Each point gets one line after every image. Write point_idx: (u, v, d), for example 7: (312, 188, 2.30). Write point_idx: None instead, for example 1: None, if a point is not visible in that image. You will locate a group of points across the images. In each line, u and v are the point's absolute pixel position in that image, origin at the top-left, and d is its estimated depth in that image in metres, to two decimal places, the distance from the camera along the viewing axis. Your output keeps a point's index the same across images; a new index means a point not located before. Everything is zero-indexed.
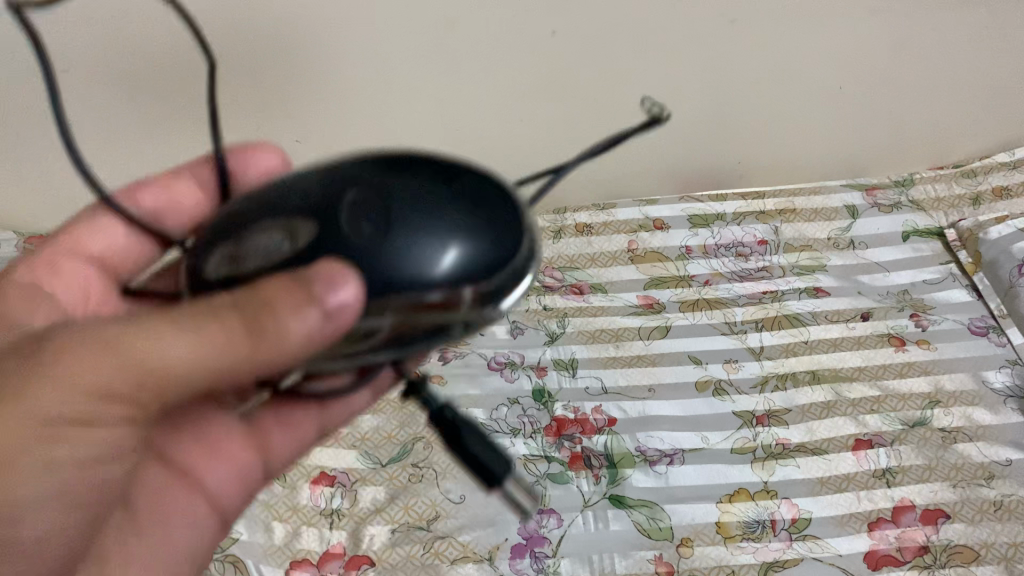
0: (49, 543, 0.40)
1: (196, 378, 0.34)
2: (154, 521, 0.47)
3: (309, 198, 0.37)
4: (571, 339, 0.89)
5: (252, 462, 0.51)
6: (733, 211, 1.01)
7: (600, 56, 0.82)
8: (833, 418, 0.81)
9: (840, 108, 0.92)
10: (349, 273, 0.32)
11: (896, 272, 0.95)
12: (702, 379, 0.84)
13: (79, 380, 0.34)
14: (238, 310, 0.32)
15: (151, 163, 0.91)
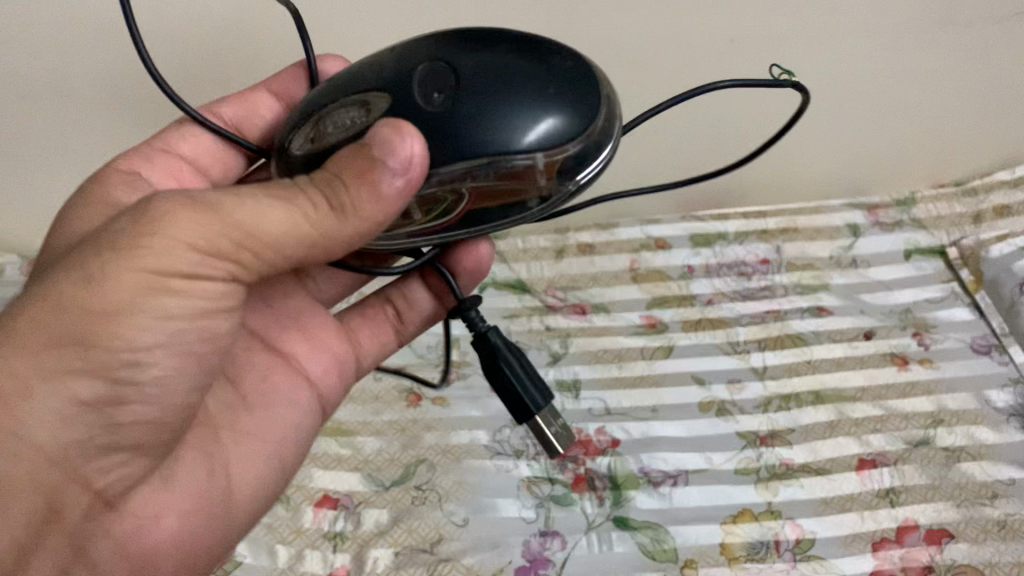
0: (168, 390, 0.45)
1: (291, 242, 0.41)
2: (258, 402, 0.55)
3: (384, 74, 0.45)
4: (574, 359, 0.89)
5: (338, 349, 0.60)
6: (735, 230, 1.00)
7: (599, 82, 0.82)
8: (837, 438, 0.81)
9: (841, 129, 0.93)
10: (407, 131, 0.40)
11: (899, 290, 0.95)
12: (705, 400, 0.84)
13: (185, 238, 0.41)
14: (320, 191, 0.41)
15: None
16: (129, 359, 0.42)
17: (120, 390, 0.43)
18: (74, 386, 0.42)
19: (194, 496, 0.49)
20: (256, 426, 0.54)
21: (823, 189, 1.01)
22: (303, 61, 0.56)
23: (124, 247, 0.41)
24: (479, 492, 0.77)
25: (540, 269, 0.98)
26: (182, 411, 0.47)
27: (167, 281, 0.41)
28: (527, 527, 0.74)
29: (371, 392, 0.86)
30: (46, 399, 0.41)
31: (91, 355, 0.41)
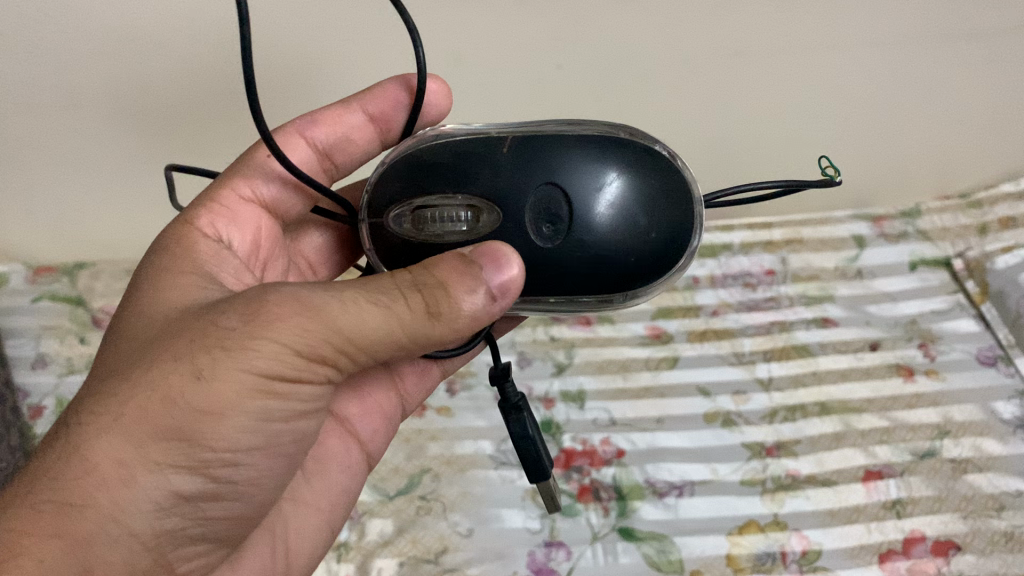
0: (255, 487, 0.44)
1: (386, 348, 0.41)
2: (320, 470, 0.53)
3: (498, 176, 0.43)
4: (579, 369, 0.88)
5: (392, 412, 0.59)
6: (741, 241, 1.00)
7: (604, 90, 0.82)
8: (843, 449, 0.81)
9: (846, 138, 0.92)
10: (514, 259, 0.41)
11: (903, 301, 0.95)
12: (710, 410, 0.84)
13: (289, 343, 0.39)
14: (421, 298, 0.39)
15: (157, 193, 0.92)
16: (227, 457, 0.41)
17: (217, 486, 0.42)
18: (176, 480, 0.40)
19: (259, 575, 0.50)
20: (315, 496, 0.53)
21: (828, 199, 1.01)
22: (401, 104, 0.56)
23: (234, 344, 0.39)
24: (484, 502, 0.77)
25: None
26: (266, 495, 0.46)
27: (272, 383, 0.40)
28: (532, 538, 0.75)
29: None
30: (145, 490, 0.39)
31: (193, 451, 0.39)
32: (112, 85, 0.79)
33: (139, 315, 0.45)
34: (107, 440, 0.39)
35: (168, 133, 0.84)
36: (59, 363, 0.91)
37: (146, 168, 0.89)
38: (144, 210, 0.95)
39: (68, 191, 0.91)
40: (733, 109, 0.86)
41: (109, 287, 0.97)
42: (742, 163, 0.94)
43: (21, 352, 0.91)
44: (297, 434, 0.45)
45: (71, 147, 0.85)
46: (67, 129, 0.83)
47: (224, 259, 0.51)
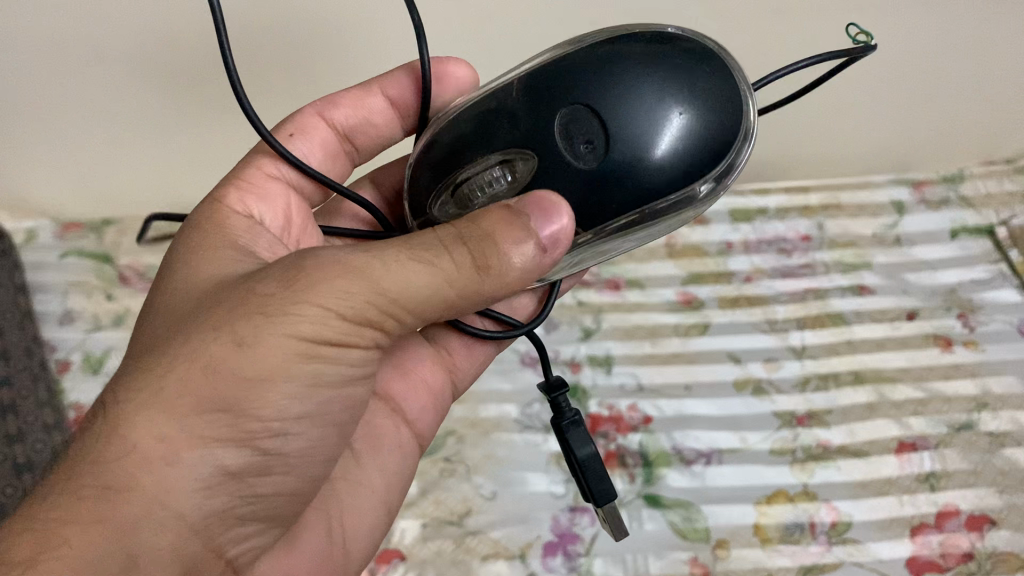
0: (306, 458, 0.42)
1: (430, 307, 0.39)
2: (371, 446, 0.50)
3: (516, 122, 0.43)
4: (606, 335, 0.88)
5: (439, 387, 0.55)
6: (777, 205, 0.98)
7: None
8: (877, 421, 0.78)
9: (890, 98, 0.89)
10: (562, 210, 0.39)
11: (942, 270, 0.92)
12: (740, 378, 0.83)
13: (330, 307, 0.38)
14: (467, 253, 0.38)
15: (183, 148, 0.91)
16: (274, 425, 0.39)
17: (266, 458, 0.40)
18: (219, 454, 0.38)
19: (316, 553, 0.46)
20: (370, 473, 0.50)
21: (867, 163, 0.98)
22: (416, 83, 0.55)
23: (273, 310, 0.38)
24: (508, 466, 0.76)
25: None
26: (311, 472, 0.43)
27: (318, 347, 0.39)
28: (556, 503, 0.74)
29: None
30: (188, 467, 0.38)
31: (238, 420, 0.38)
32: (135, 36, 0.77)
33: (175, 290, 0.44)
34: (148, 420, 0.37)
35: (197, 93, 0.83)
36: (86, 319, 0.89)
37: (173, 127, 0.88)
38: (170, 166, 0.94)
39: (97, 149, 0.91)
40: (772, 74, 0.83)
41: (133, 244, 0.96)
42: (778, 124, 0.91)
43: (47, 308, 0.90)
44: (347, 402, 0.43)
45: (98, 105, 0.85)
46: (92, 81, 0.82)
47: (259, 233, 0.50)
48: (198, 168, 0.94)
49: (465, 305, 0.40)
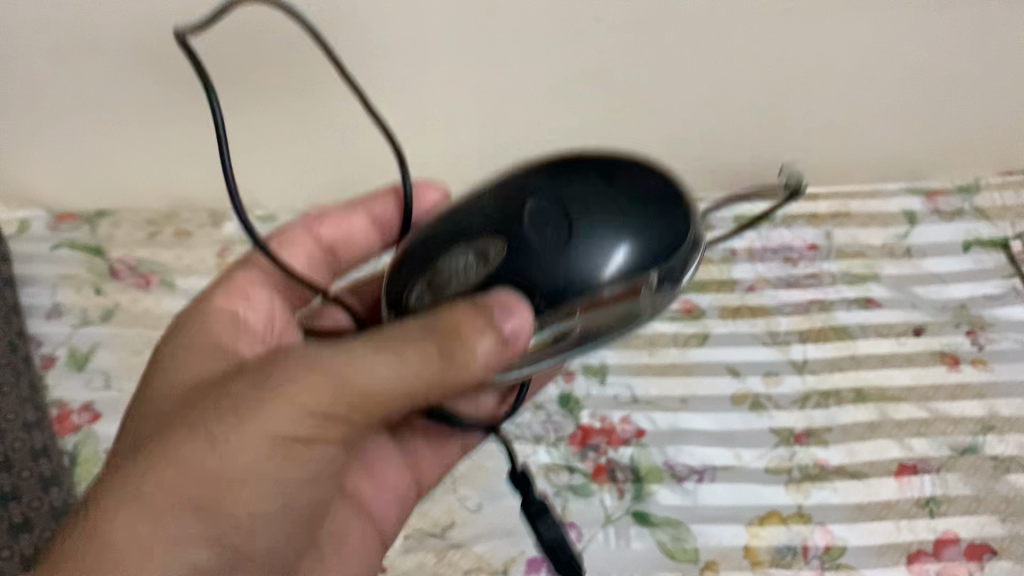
0: (272, 555, 0.46)
1: (400, 403, 0.41)
2: (337, 543, 0.54)
3: (490, 216, 0.44)
4: (603, 342, 0.85)
5: (404, 486, 0.59)
6: (783, 213, 0.96)
7: (639, 33, 0.86)
8: (877, 441, 0.76)
9: (886, 87, 0.92)
10: (523, 308, 0.39)
11: (953, 284, 0.89)
12: (739, 392, 0.80)
13: (303, 404, 0.41)
14: (437, 350, 0.39)
15: (184, 136, 0.92)
16: (246, 525, 0.43)
17: (233, 558, 0.43)
18: (189, 556, 0.41)
19: None
20: (337, 568, 0.54)
21: (868, 162, 1.00)
22: (398, 202, 0.61)
23: (246, 414, 0.41)
24: (496, 477, 0.74)
25: None
26: (274, 560, 0.46)
27: (287, 444, 0.42)
28: None
29: None
30: (164, 565, 0.41)
31: (210, 521, 0.42)
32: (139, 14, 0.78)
33: (164, 388, 0.47)
34: (126, 523, 0.40)
35: (221, 72, 0.88)
36: (75, 314, 0.86)
37: (190, 110, 0.91)
38: (174, 159, 0.94)
39: (97, 130, 0.91)
40: (772, 56, 0.89)
41: (128, 237, 0.95)
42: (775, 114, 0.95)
43: (36, 301, 0.88)
44: (308, 499, 0.46)
45: (108, 87, 0.86)
46: (94, 58, 0.83)
47: (246, 326, 0.53)
48: (199, 158, 0.94)
49: (423, 400, 0.41)
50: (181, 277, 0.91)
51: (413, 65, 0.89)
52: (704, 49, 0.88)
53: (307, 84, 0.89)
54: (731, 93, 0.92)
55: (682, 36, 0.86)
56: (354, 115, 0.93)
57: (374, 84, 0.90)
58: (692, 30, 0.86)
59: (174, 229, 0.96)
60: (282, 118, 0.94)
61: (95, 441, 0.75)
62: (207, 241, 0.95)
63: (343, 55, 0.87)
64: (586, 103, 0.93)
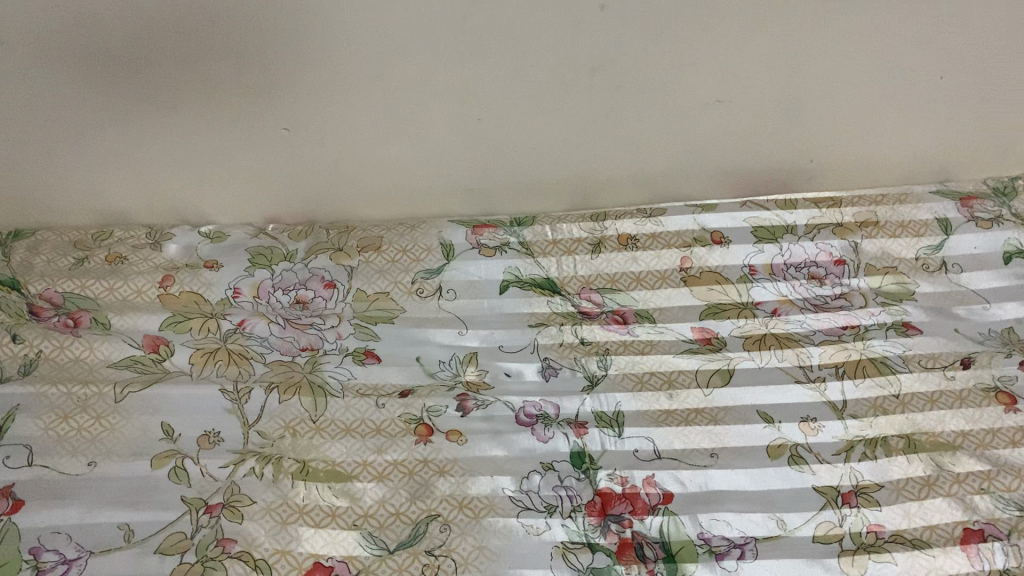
0: None
1: None
2: None
3: None
4: (615, 385, 0.75)
5: None
6: (805, 222, 0.86)
7: (648, 22, 0.74)
8: (935, 501, 0.66)
9: (920, 78, 0.82)
10: None
11: (997, 304, 0.80)
12: (775, 443, 0.70)
13: None
14: None
15: (116, 130, 0.79)
16: None
17: None
18: None
19: None
20: None
21: (893, 160, 0.90)
22: None
23: None
24: (505, 560, 0.62)
25: (572, 265, 0.85)
26: None
27: None
28: None
29: (373, 424, 0.71)
30: None
31: None
32: None
33: None
34: None
35: (160, 66, 0.74)
36: None
37: (123, 109, 0.77)
38: (112, 160, 0.82)
39: (9, 131, 0.78)
40: (796, 44, 0.78)
41: (49, 266, 0.81)
42: (793, 114, 0.85)
43: None
44: None
45: (28, 79, 0.73)
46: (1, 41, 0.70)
47: None
48: (133, 157, 0.82)
49: None
50: (115, 314, 0.77)
51: (385, 62, 0.75)
52: (721, 39, 0.76)
53: (261, 79, 0.76)
54: (751, 85, 0.81)
55: (700, 23, 0.75)
56: (319, 116, 0.80)
57: (339, 80, 0.76)
58: (711, 15, 0.74)
59: (105, 254, 0.83)
60: (229, 122, 0.80)
61: (16, 534, 0.60)
62: (145, 267, 0.82)
63: (302, 49, 0.73)
64: (585, 99, 0.81)
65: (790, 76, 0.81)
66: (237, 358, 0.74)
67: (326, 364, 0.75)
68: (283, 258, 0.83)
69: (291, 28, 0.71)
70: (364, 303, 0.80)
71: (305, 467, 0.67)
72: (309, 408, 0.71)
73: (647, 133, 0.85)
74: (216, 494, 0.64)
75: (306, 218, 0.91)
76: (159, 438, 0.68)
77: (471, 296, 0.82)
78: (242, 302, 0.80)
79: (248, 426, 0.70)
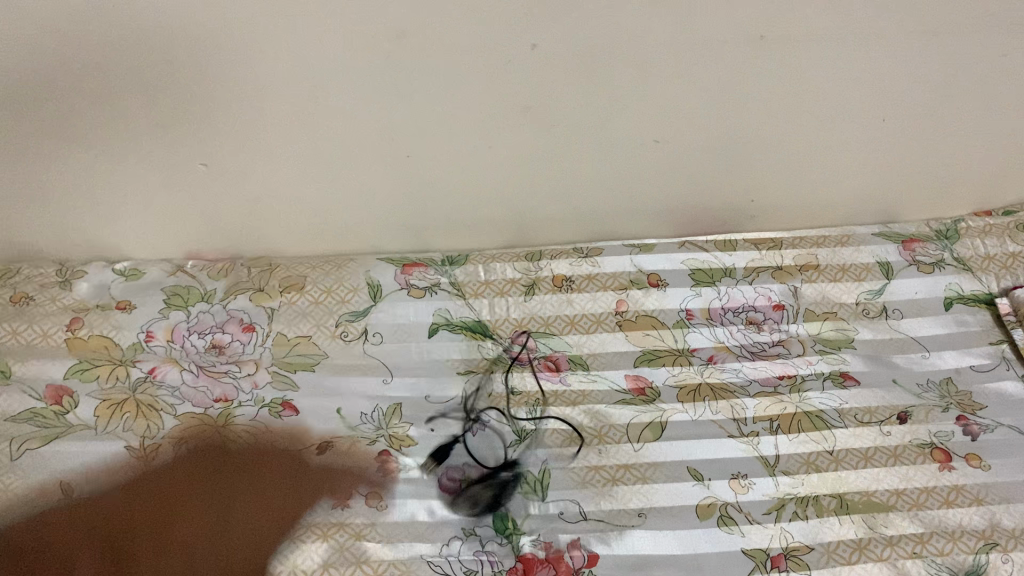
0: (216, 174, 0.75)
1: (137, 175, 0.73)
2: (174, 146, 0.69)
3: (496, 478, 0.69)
4: (542, 439, 0.72)
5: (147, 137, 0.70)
6: (744, 264, 0.87)
7: (584, 68, 0.69)
8: (865, 566, 0.63)
9: (865, 122, 0.79)
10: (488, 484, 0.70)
11: (937, 352, 0.80)
12: (705, 502, 0.67)
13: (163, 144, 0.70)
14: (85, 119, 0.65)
15: (16, 166, 0.74)
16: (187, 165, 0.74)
17: None
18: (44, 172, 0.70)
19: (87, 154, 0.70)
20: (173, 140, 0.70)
21: (837, 199, 0.88)
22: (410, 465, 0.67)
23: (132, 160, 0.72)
24: None
25: (505, 308, 0.83)
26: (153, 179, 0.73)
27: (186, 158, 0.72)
28: None
29: (286, 484, 0.67)
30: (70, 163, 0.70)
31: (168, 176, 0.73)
32: None
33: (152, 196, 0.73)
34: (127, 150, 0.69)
35: (58, 104, 0.68)
36: None
37: (23, 146, 0.72)
38: (16, 197, 0.77)
39: None
40: (738, 90, 0.74)
41: None
42: (740, 156, 0.81)
43: None
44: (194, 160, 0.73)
45: None
46: None
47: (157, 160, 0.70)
48: (37, 193, 0.77)
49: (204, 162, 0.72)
50: (16, 362, 0.72)
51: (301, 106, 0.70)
52: (661, 84, 0.72)
53: (167, 119, 0.70)
54: (691, 129, 0.77)
55: (638, 70, 0.70)
56: (234, 154, 0.75)
57: (254, 122, 0.71)
58: (649, 63, 0.70)
59: (10, 294, 0.79)
60: (137, 159, 0.74)
61: None
62: (52, 308, 0.78)
63: (210, 87, 0.68)
64: (518, 141, 0.76)
65: (735, 120, 0.77)
66: (145, 410, 0.71)
67: (240, 417, 0.72)
68: (201, 298, 0.80)
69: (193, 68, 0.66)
70: (285, 348, 0.78)
71: (211, 530, 0.63)
72: (218, 466, 0.68)
73: (585, 174, 0.81)
74: (113, 564, 0.60)
75: (228, 254, 0.87)
76: (55, 501, 0.64)
77: (398, 341, 0.79)
78: (154, 347, 0.76)
79: (153, 487, 0.66)
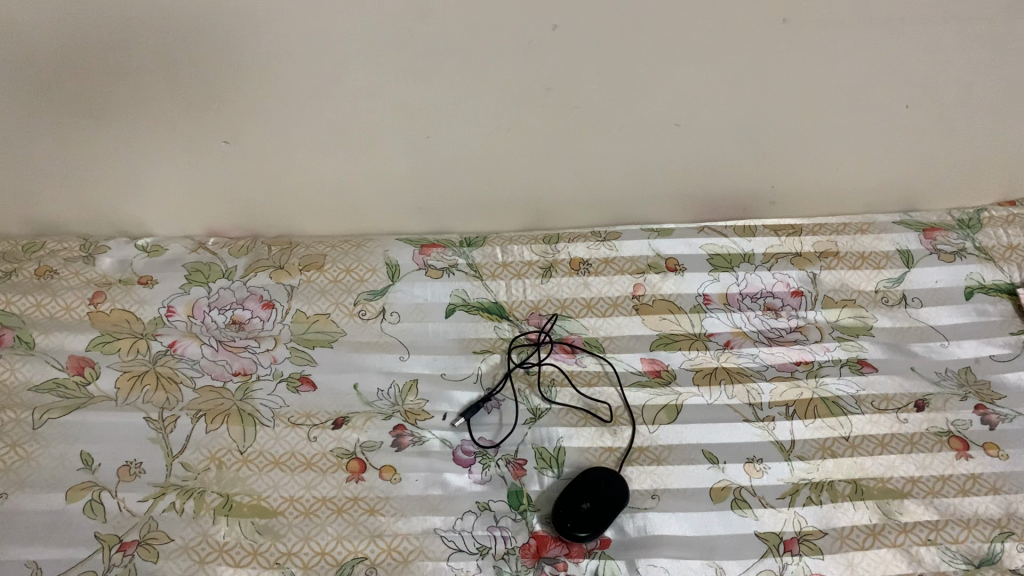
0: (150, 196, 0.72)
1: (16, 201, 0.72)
2: None
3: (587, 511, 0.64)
4: (557, 419, 0.72)
5: None
6: (763, 250, 0.87)
7: (605, 50, 0.69)
8: (879, 551, 0.63)
9: (887, 110, 0.79)
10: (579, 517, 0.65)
11: (956, 341, 0.80)
12: (719, 486, 0.67)
13: None
14: None
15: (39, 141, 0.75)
16: None
17: None
18: None
19: None
20: None
21: (857, 187, 0.88)
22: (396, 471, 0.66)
23: None
24: None
25: (522, 290, 0.83)
26: None
27: None
28: None
29: (303, 457, 0.68)
30: None
31: None
32: None
33: None
34: None
35: (83, 79, 0.69)
36: None
37: (48, 121, 0.73)
38: (41, 172, 0.78)
39: None
40: (759, 75, 0.74)
41: None
42: (760, 142, 0.81)
43: None
44: None
45: None
46: None
47: None
48: (61, 168, 0.78)
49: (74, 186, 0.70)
50: (40, 333, 0.74)
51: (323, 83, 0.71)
52: (681, 68, 0.72)
53: (188, 95, 0.71)
54: (711, 114, 0.77)
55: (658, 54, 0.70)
56: (255, 133, 0.76)
57: (275, 100, 0.72)
58: (670, 47, 0.70)
59: (35, 267, 0.80)
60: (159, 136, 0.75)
61: None
62: (76, 282, 0.79)
63: (232, 65, 0.68)
64: (537, 123, 0.76)
65: (756, 106, 0.77)
66: (165, 383, 0.72)
67: (259, 391, 0.72)
68: (221, 275, 0.81)
69: (216, 45, 0.66)
70: (303, 325, 0.78)
71: (229, 501, 0.64)
72: (236, 438, 0.68)
73: (603, 158, 0.81)
74: (132, 530, 0.61)
75: (248, 232, 0.88)
76: (76, 468, 0.65)
77: (415, 319, 0.80)
78: (174, 322, 0.77)
79: (172, 457, 0.67)
